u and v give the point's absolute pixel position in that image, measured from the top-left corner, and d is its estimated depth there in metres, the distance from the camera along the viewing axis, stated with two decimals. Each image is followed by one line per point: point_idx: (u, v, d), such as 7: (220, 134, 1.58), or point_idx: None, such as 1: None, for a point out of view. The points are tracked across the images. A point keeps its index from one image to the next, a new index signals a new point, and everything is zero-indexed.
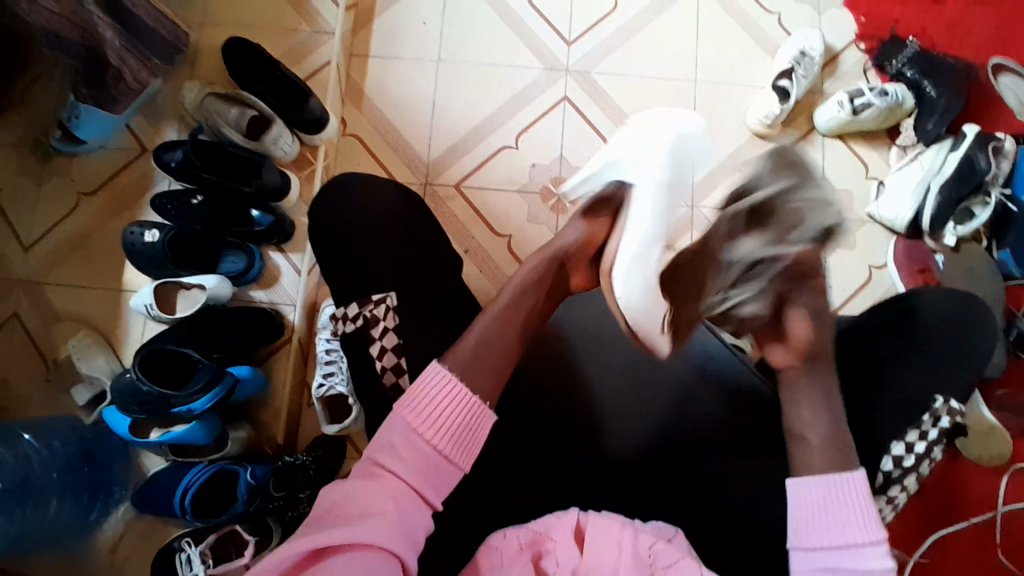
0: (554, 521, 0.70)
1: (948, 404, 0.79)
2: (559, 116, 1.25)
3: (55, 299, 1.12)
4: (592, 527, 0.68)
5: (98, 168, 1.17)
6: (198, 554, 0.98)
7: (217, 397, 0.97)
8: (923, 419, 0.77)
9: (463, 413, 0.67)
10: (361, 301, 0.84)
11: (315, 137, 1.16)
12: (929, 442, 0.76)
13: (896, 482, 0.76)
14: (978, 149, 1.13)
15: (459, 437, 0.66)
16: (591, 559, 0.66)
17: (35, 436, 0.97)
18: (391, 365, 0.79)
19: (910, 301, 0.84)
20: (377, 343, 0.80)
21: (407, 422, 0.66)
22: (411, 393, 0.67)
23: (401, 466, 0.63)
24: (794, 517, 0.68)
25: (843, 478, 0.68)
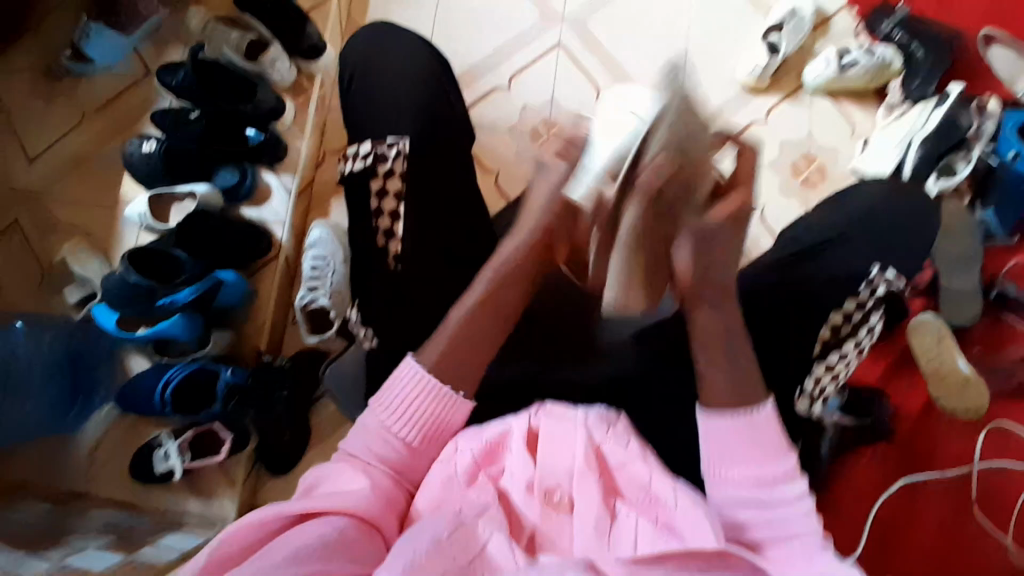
0: (507, 430, 0.74)
1: (885, 273, 0.81)
2: (552, 62, 1.29)
3: (55, 209, 1.15)
4: (545, 432, 0.73)
5: (105, 88, 1.19)
6: (175, 447, 1.02)
7: (200, 292, 1.01)
8: (861, 288, 0.80)
9: (434, 408, 0.72)
10: (373, 141, 0.80)
11: (314, 64, 1.20)
12: (866, 309, 0.80)
13: (837, 346, 0.80)
14: (961, 108, 1.15)
15: (430, 429, 0.72)
16: (545, 465, 0.71)
17: (27, 326, 1.02)
18: (389, 210, 0.78)
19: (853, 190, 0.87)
20: (379, 182, 0.78)
21: (380, 419, 0.72)
22: (384, 395, 0.73)
23: (375, 456, 0.71)
24: (709, 450, 0.69)
25: (743, 412, 0.67)
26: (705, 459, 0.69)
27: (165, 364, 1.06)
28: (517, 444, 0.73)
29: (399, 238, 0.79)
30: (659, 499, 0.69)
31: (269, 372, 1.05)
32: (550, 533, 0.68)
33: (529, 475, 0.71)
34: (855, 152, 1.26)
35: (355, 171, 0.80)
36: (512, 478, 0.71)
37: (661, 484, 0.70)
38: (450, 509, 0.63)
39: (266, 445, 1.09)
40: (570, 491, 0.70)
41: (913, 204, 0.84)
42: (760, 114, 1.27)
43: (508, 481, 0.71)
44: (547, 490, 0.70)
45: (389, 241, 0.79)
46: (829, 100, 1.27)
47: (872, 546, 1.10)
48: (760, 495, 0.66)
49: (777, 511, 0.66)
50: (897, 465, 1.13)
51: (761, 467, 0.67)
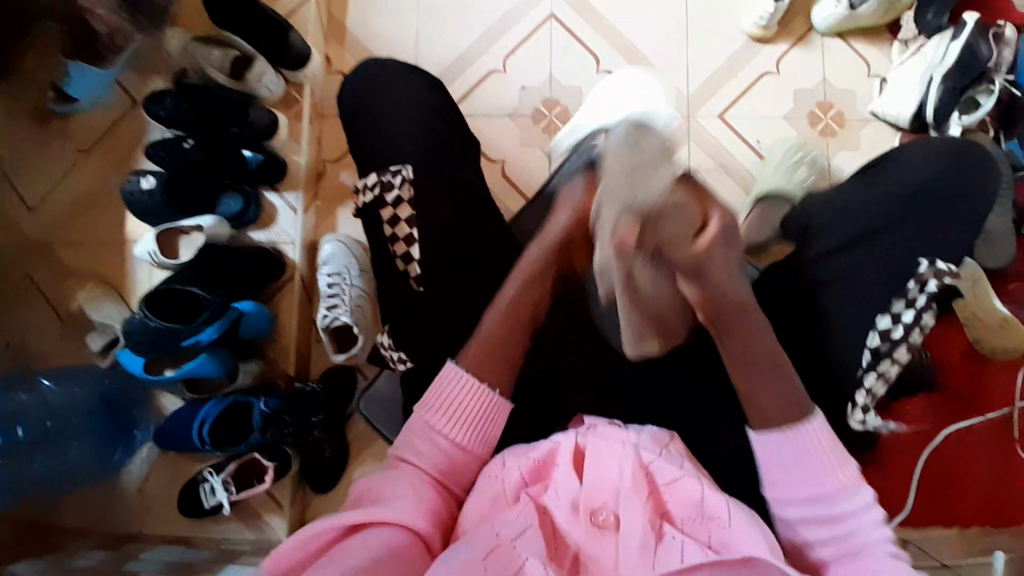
0: (555, 450, 0.72)
1: (936, 266, 0.79)
2: (545, 36, 1.23)
3: (65, 254, 1.15)
4: (592, 450, 0.72)
5: (93, 124, 1.17)
6: (220, 482, 1.04)
7: (223, 328, 1.01)
8: (910, 287, 0.78)
9: (479, 406, 0.72)
10: (378, 172, 0.80)
11: (299, 74, 1.16)
12: (918, 310, 0.77)
13: (886, 355, 0.78)
14: (979, 37, 1.09)
15: (478, 430, 0.72)
16: (589, 485, 0.69)
17: (53, 381, 1.03)
18: (403, 235, 0.78)
19: (895, 158, 0.87)
20: (390, 210, 0.78)
21: (427, 421, 0.72)
22: (434, 392, 0.73)
23: (419, 457, 0.71)
24: (767, 470, 0.69)
25: (800, 428, 0.67)
26: (768, 478, 0.69)
27: (201, 399, 1.08)
28: (563, 463, 0.72)
29: (415, 260, 0.78)
30: (713, 517, 0.68)
31: (304, 400, 1.06)
32: (595, 551, 0.65)
33: (574, 494, 0.68)
34: (873, 93, 1.20)
35: (369, 202, 0.81)
36: (556, 497, 0.69)
37: (714, 499, 0.68)
38: (489, 543, 0.62)
39: (309, 467, 1.12)
40: (615, 510, 0.67)
41: (957, 165, 0.83)
42: (769, 64, 1.21)
43: (551, 501, 0.69)
44: (592, 511, 0.67)
45: (407, 265, 0.78)
46: (841, 42, 1.20)
47: (917, 499, 1.09)
48: (823, 513, 0.66)
49: (844, 525, 0.66)
50: (938, 413, 1.12)
51: (826, 484, 0.67)
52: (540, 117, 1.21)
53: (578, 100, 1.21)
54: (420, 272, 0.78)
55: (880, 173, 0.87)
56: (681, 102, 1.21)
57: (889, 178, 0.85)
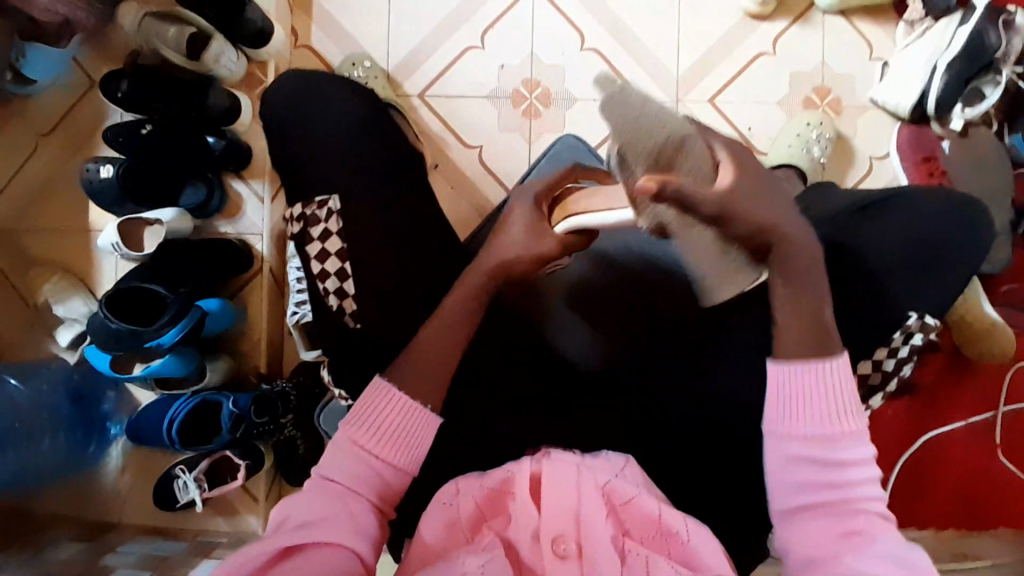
0: (507, 476, 0.66)
1: (922, 320, 0.75)
2: (527, 9, 1.14)
3: (28, 243, 1.11)
4: (549, 477, 0.64)
5: (49, 106, 1.10)
6: (192, 479, 1.04)
7: (184, 330, 0.98)
8: (895, 336, 0.75)
9: (408, 421, 0.65)
10: (304, 203, 0.80)
11: (259, 52, 1.09)
12: (898, 360, 0.78)
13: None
14: (989, 23, 0.99)
15: (401, 442, 0.64)
16: (548, 510, 0.61)
17: (20, 379, 1.00)
18: (335, 270, 0.78)
19: (895, 202, 0.76)
20: (319, 245, 0.78)
21: (352, 438, 0.64)
22: (360, 413, 0.65)
23: (345, 478, 0.62)
24: (782, 398, 0.62)
25: (824, 363, 0.62)
26: (776, 415, 0.62)
27: (173, 395, 1.06)
28: (520, 492, 0.64)
29: (351, 295, 0.77)
30: (671, 533, 0.63)
31: (270, 403, 1.06)
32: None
33: (535, 523, 0.62)
34: (874, 78, 1.13)
35: (298, 234, 0.80)
36: (518, 532, 0.62)
37: (671, 514, 0.63)
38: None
39: (284, 461, 1.12)
40: (579, 539, 0.60)
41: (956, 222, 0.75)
42: (766, 43, 1.13)
43: (513, 532, 0.62)
44: (554, 539, 0.60)
45: (342, 301, 0.78)
46: (843, 20, 1.12)
47: (890, 501, 1.09)
48: (826, 468, 0.61)
49: (844, 485, 0.60)
50: (919, 415, 1.11)
51: (836, 428, 0.61)
52: (521, 99, 1.14)
53: (560, 79, 1.14)
54: (356, 307, 0.77)
55: (875, 219, 0.76)
56: (669, 85, 1.14)
57: (884, 227, 0.75)
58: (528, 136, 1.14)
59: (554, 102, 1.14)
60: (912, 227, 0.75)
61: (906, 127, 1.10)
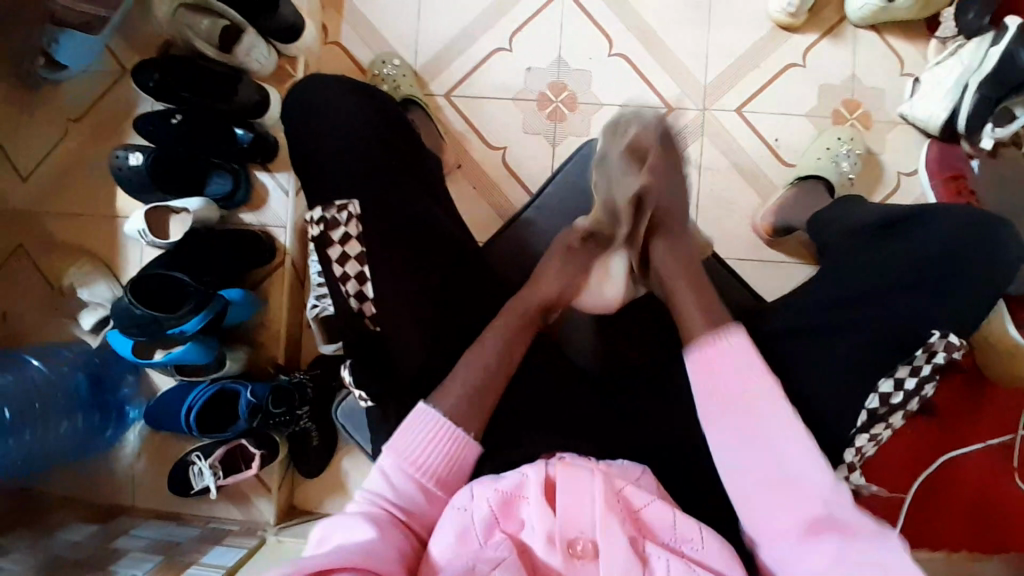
0: (522, 479, 0.65)
1: (947, 339, 0.73)
2: (556, 14, 1.15)
3: (54, 227, 1.12)
4: (563, 481, 0.64)
5: (82, 93, 1.12)
6: (207, 466, 1.05)
7: (207, 319, 0.99)
8: (916, 355, 0.73)
9: (450, 451, 0.68)
10: (323, 206, 0.78)
11: (290, 46, 1.10)
12: (921, 379, 0.73)
13: (881, 420, 0.74)
14: (1022, 42, 0.96)
15: (444, 471, 0.67)
16: (566, 514, 0.62)
17: (43, 361, 1.04)
18: (354, 274, 0.76)
19: (919, 224, 0.78)
20: (338, 249, 0.76)
21: (398, 462, 0.67)
22: (403, 433, 0.69)
23: (388, 494, 0.65)
24: (698, 384, 0.67)
25: (723, 336, 0.67)
26: (703, 395, 0.66)
27: (191, 381, 1.07)
28: (532, 496, 0.64)
29: (370, 299, 0.76)
30: (680, 546, 0.63)
31: (290, 394, 1.04)
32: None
33: (549, 526, 0.61)
34: (905, 93, 1.11)
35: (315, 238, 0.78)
36: (532, 533, 0.62)
37: (685, 522, 0.63)
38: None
39: (297, 455, 1.12)
40: (594, 540, 0.61)
41: (984, 229, 0.76)
42: (796, 55, 1.12)
43: (528, 533, 0.62)
44: (569, 541, 0.61)
45: (361, 304, 0.76)
46: (875, 34, 1.12)
47: (905, 521, 1.08)
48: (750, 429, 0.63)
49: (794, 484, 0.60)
50: (935, 435, 1.09)
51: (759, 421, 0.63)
52: (547, 103, 1.14)
53: (587, 84, 1.14)
54: (375, 311, 0.76)
55: (904, 251, 0.76)
56: (697, 94, 1.13)
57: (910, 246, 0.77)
58: (552, 140, 1.14)
59: (580, 107, 1.14)
60: (944, 252, 0.75)
61: (935, 142, 1.08)
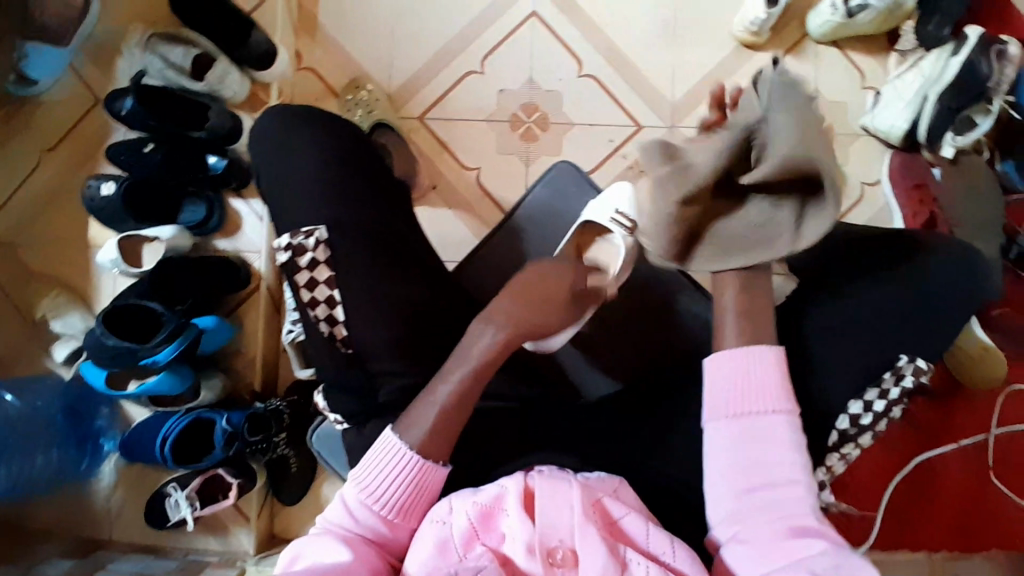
0: (501, 491, 0.65)
1: (914, 363, 0.73)
2: (527, 36, 1.17)
3: (26, 257, 1.11)
4: (541, 492, 0.64)
5: (53, 122, 1.12)
6: (183, 497, 1.04)
7: (181, 347, 0.98)
8: (885, 378, 0.73)
9: (416, 479, 0.67)
10: (291, 233, 0.78)
11: (264, 73, 1.09)
12: (889, 402, 0.72)
13: (851, 440, 0.73)
14: (981, 53, 1.01)
15: (409, 501, 0.66)
16: (545, 523, 0.62)
17: (17, 395, 1.03)
18: (324, 297, 0.76)
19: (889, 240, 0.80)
20: (307, 274, 0.77)
21: (363, 492, 0.66)
22: (369, 460, 0.68)
23: (353, 525, 0.65)
24: (710, 381, 0.67)
25: (747, 351, 0.67)
26: (708, 406, 0.67)
27: (167, 411, 1.06)
28: (511, 508, 0.63)
29: (342, 322, 0.76)
30: (655, 556, 0.63)
31: (263, 420, 1.04)
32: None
33: (528, 535, 0.61)
34: (866, 106, 1.14)
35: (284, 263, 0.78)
36: (513, 544, 0.62)
37: (658, 538, 0.64)
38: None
39: (277, 480, 1.12)
40: (574, 547, 0.61)
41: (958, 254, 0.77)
42: (761, 72, 1.15)
43: (508, 545, 0.62)
44: (549, 550, 0.61)
45: (333, 328, 0.76)
46: (836, 50, 1.15)
47: (883, 526, 1.09)
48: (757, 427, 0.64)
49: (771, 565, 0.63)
50: (912, 441, 1.10)
51: (757, 416, 0.64)
52: (520, 123, 1.16)
53: (559, 105, 1.16)
54: (347, 333, 0.76)
55: (875, 262, 0.78)
56: (667, 111, 1.16)
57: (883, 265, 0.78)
58: (526, 159, 1.15)
59: (553, 127, 1.16)
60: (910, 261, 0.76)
61: (897, 154, 1.12)
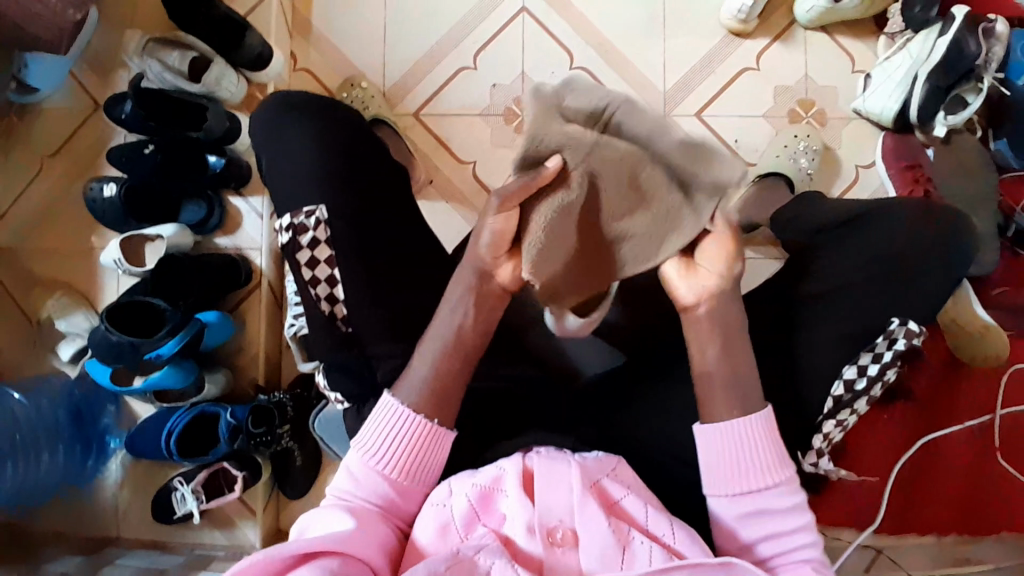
0: (500, 473, 0.66)
1: (906, 325, 0.75)
2: (517, 31, 1.18)
3: (31, 262, 1.13)
4: (539, 473, 0.65)
5: (56, 128, 1.14)
6: (190, 491, 1.04)
7: (184, 342, 1.00)
8: (878, 342, 0.75)
9: (419, 439, 0.67)
10: (292, 212, 0.80)
11: (261, 74, 1.13)
12: (883, 365, 0.75)
13: (846, 406, 0.76)
14: (967, 32, 1.00)
15: (414, 463, 0.67)
16: (544, 502, 0.62)
17: (24, 396, 1.04)
18: (324, 276, 0.78)
19: (878, 214, 0.80)
20: (308, 253, 0.78)
21: (369, 457, 0.67)
22: (372, 425, 0.68)
23: (362, 490, 0.66)
24: (703, 461, 0.65)
25: (744, 422, 0.64)
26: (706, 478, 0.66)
27: (172, 407, 1.08)
28: (510, 489, 0.64)
29: (340, 301, 0.78)
30: (655, 537, 0.63)
31: (268, 413, 1.05)
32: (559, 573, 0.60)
33: (528, 514, 0.62)
34: (857, 90, 1.15)
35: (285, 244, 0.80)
36: (512, 524, 0.62)
37: (658, 519, 0.63)
38: (451, 556, 0.57)
39: (281, 476, 1.12)
40: (574, 527, 0.62)
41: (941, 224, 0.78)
42: (750, 60, 1.16)
43: (509, 525, 0.62)
44: (548, 529, 0.61)
45: (333, 307, 0.78)
46: (825, 35, 1.16)
47: (889, 508, 1.08)
48: (756, 502, 0.64)
49: None
50: (916, 423, 1.10)
51: (763, 484, 0.64)
52: (513, 117, 1.17)
53: None
54: (346, 312, 0.78)
55: (856, 234, 0.80)
56: (658, 101, 1.17)
57: (873, 237, 0.79)
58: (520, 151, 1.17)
59: None
60: (895, 232, 0.78)
61: (890, 135, 1.12)
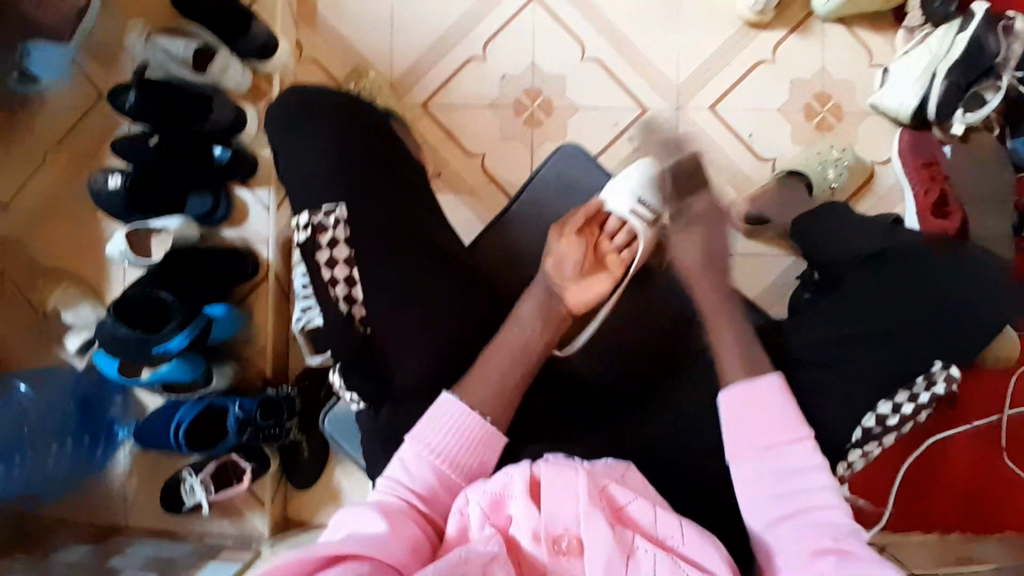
0: (509, 479, 0.59)
1: (946, 371, 0.74)
2: (528, 20, 1.16)
3: (37, 252, 1.14)
4: (547, 480, 0.58)
5: (60, 117, 1.13)
6: (199, 482, 1.05)
7: (191, 336, 0.99)
8: (917, 381, 0.73)
9: (474, 440, 0.67)
10: (310, 210, 0.78)
11: (266, 64, 1.11)
12: (919, 406, 0.73)
13: (874, 439, 0.73)
14: (988, 28, 1.00)
15: (470, 464, 0.66)
16: (550, 511, 0.56)
17: (30, 386, 1.04)
18: (343, 276, 0.76)
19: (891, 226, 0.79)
20: (327, 253, 0.76)
21: (423, 450, 0.65)
22: (428, 418, 0.68)
23: (409, 482, 0.63)
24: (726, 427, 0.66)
25: (756, 381, 0.67)
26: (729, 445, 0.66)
27: (180, 397, 1.07)
28: (517, 495, 0.58)
29: (359, 301, 0.77)
30: (664, 540, 0.57)
31: (278, 408, 1.04)
32: None
33: (533, 523, 0.56)
34: (874, 84, 1.13)
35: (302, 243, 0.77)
36: (518, 531, 0.56)
37: (665, 518, 0.58)
38: (455, 561, 0.50)
39: (290, 465, 1.13)
40: (580, 535, 0.56)
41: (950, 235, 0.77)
42: (766, 51, 1.14)
43: (514, 527, 0.57)
44: (554, 538, 0.55)
45: (351, 306, 0.77)
46: (843, 27, 1.13)
47: (895, 507, 1.08)
48: (774, 466, 0.63)
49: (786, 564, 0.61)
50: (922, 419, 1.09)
51: (777, 439, 0.64)
52: (523, 108, 1.16)
53: (561, 89, 1.15)
54: (366, 313, 0.77)
55: None
56: (670, 94, 1.15)
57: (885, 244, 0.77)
58: (530, 144, 1.15)
59: (556, 111, 1.15)
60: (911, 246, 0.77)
61: (908, 130, 1.09)
